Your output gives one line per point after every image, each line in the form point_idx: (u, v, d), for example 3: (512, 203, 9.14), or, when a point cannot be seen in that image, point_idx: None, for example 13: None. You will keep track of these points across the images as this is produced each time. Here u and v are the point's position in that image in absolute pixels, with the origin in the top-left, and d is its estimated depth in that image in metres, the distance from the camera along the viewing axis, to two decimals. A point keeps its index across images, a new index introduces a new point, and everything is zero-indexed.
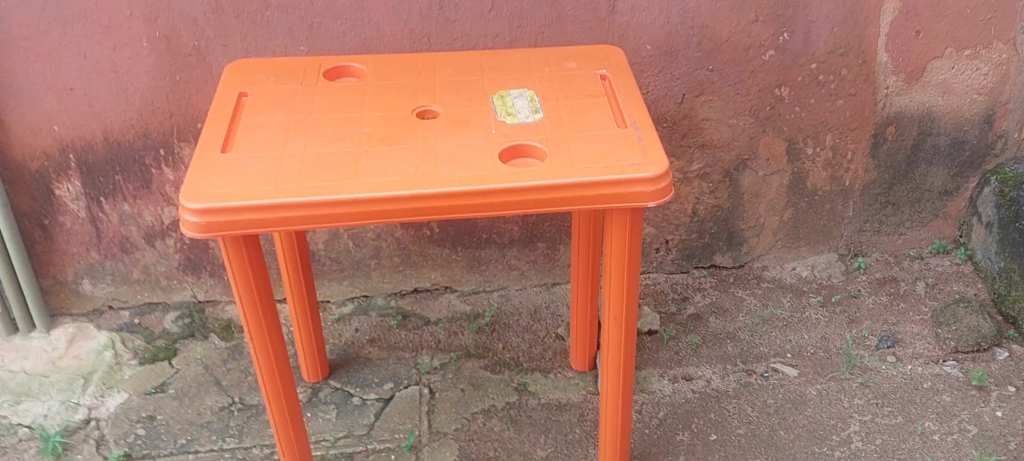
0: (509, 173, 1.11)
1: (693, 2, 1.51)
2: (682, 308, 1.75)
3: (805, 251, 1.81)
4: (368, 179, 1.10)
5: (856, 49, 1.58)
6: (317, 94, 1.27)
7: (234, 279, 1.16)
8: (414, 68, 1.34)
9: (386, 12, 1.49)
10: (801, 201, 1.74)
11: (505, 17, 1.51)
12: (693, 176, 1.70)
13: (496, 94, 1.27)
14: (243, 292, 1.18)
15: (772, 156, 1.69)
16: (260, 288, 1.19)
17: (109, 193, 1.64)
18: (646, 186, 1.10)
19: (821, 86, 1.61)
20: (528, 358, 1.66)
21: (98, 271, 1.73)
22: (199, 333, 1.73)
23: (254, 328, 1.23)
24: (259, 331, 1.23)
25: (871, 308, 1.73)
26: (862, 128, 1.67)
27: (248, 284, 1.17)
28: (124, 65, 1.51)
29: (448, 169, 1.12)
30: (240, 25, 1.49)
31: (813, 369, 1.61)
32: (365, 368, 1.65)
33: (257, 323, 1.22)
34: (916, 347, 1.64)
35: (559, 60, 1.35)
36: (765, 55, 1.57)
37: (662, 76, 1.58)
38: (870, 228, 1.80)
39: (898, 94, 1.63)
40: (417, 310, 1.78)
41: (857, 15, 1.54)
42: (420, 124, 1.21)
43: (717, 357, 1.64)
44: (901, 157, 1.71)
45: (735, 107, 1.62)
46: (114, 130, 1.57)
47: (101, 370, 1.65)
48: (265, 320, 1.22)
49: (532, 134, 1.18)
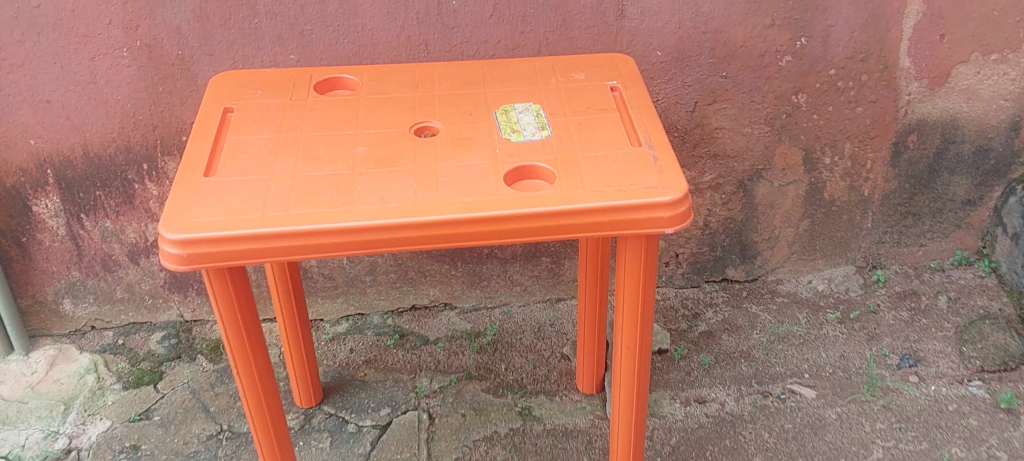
0: (515, 197, 1.02)
1: (706, 6, 1.43)
2: (693, 325, 1.67)
3: (821, 263, 1.73)
4: (363, 206, 1.02)
5: (877, 53, 1.50)
6: (307, 110, 1.19)
7: (218, 312, 1.08)
8: (411, 80, 1.25)
9: (381, 18, 1.40)
10: (818, 213, 1.66)
11: (508, 23, 1.43)
12: (705, 187, 1.62)
13: (500, 108, 1.19)
14: (228, 325, 1.09)
15: (788, 166, 1.60)
16: (246, 319, 1.10)
17: (89, 209, 1.55)
18: (664, 211, 1.01)
19: (840, 92, 1.53)
20: (532, 380, 1.58)
21: (80, 290, 1.65)
22: (185, 354, 1.65)
23: (242, 362, 1.14)
24: (246, 363, 1.14)
25: (891, 325, 1.65)
26: (882, 136, 1.59)
27: (233, 317, 1.08)
28: (104, 76, 1.43)
29: (449, 194, 1.03)
30: (227, 32, 1.40)
31: (831, 391, 1.53)
32: (360, 392, 1.57)
33: (244, 357, 1.13)
34: (939, 365, 1.56)
35: (566, 71, 1.27)
36: (781, 60, 1.49)
37: (673, 83, 1.50)
38: (889, 239, 1.72)
39: (920, 101, 1.55)
40: (415, 328, 1.70)
41: (878, 18, 1.46)
42: (418, 143, 1.12)
43: (731, 378, 1.56)
44: (923, 166, 1.63)
45: (749, 115, 1.54)
46: (94, 144, 1.49)
47: (83, 395, 1.57)
48: (252, 352, 1.13)
49: (540, 154, 1.09)
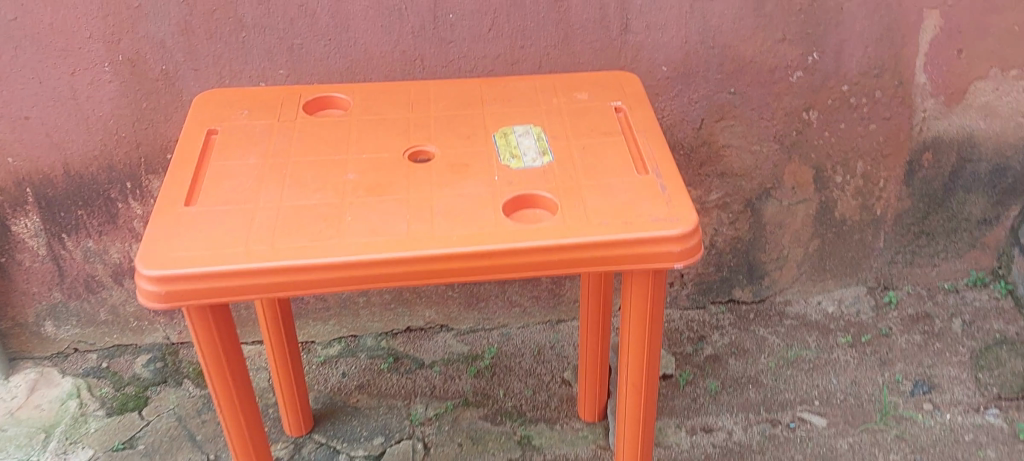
0: (514, 230, 0.96)
1: (714, 20, 1.37)
2: (699, 349, 1.61)
3: (831, 284, 1.67)
4: (352, 239, 0.96)
5: (892, 69, 1.44)
6: (295, 133, 1.12)
7: (200, 353, 1.01)
8: (405, 100, 1.19)
9: (375, 32, 1.34)
10: (828, 232, 1.60)
11: (507, 37, 1.36)
12: (711, 206, 1.56)
13: (498, 132, 1.12)
14: (211, 364, 1.03)
15: (798, 184, 1.54)
16: (230, 357, 1.03)
17: (71, 229, 1.49)
18: (673, 245, 0.95)
19: (852, 109, 1.47)
20: (531, 407, 1.52)
21: (62, 312, 1.59)
22: (172, 379, 1.59)
23: (225, 400, 1.08)
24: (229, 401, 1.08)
25: (904, 349, 1.58)
26: (896, 154, 1.53)
27: (217, 357, 1.02)
28: (84, 92, 1.36)
29: (444, 226, 0.97)
30: (213, 47, 1.34)
31: (843, 419, 1.47)
32: (352, 419, 1.51)
33: (228, 394, 1.07)
34: (955, 392, 1.50)
35: (568, 90, 1.20)
36: (791, 76, 1.43)
37: (679, 100, 1.44)
38: (901, 259, 1.66)
39: (936, 118, 1.49)
40: (410, 351, 1.64)
41: (894, 32, 1.40)
42: (412, 169, 1.06)
43: (738, 405, 1.50)
44: (938, 185, 1.57)
45: (758, 132, 1.48)
46: (75, 162, 1.43)
47: (64, 422, 1.51)
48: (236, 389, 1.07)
49: (540, 182, 1.03)
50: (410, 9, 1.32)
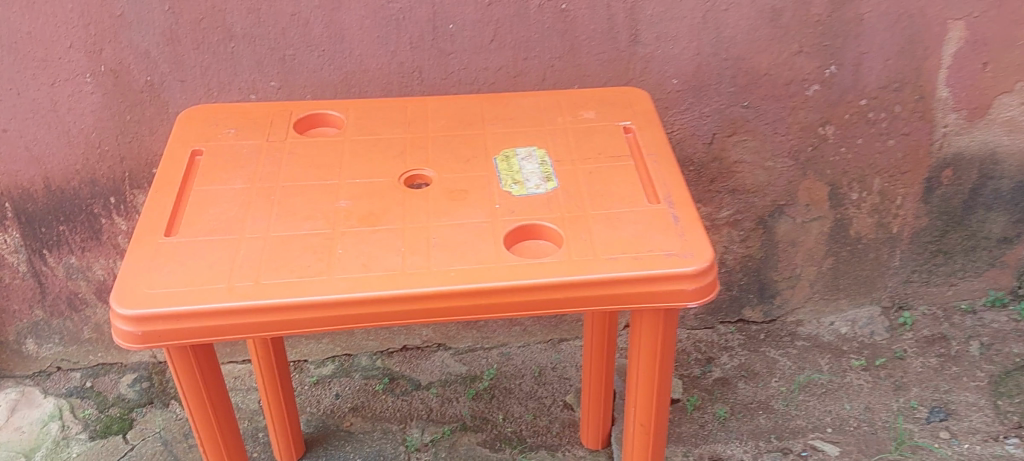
0: (517, 265, 0.90)
1: (727, 31, 1.30)
2: (707, 371, 1.55)
3: (844, 303, 1.61)
4: (342, 275, 0.89)
5: (913, 83, 1.37)
6: (285, 154, 1.06)
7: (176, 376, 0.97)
8: (402, 118, 1.12)
9: (370, 43, 1.27)
10: (842, 251, 1.54)
11: (510, 48, 1.30)
12: (722, 223, 1.49)
13: (500, 155, 1.06)
14: (188, 385, 0.98)
15: (813, 201, 1.48)
16: (208, 380, 0.99)
17: (53, 245, 1.43)
18: (687, 283, 0.89)
19: (870, 124, 1.41)
20: (532, 432, 1.46)
21: (43, 330, 1.52)
22: (158, 400, 1.53)
23: (202, 421, 1.04)
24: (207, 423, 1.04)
25: (920, 373, 1.52)
26: (915, 171, 1.46)
27: (194, 381, 0.98)
28: (65, 103, 1.30)
29: (441, 260, 0.91)
30: (200, 57, 1.27)
31: (856, 447, 1.40)
32: (345, 445, 1.45)
33: (204, 414, 1.03)
34: (973, 420, 1.43)
35: (574, 108, 1.14)
36: (808, 89, 1.36)
37: (689, 113, 1.38)
38: (917, 279, 1.59)
39: (957, 134, 1.43)
40: (407, 371, 1.58)
41: (916, 45, 1.33)
42: (408, 196, 1.00)
43: (748, 432, 1.44)
44: (957, 202, 1.50)
45: (772, 147, 1.42)
46: (56, 176, 1.36)
47: (45, 446, 1.45)
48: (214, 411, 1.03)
49: (544, 211, 0.97)
50: (408, 19, 1.26)
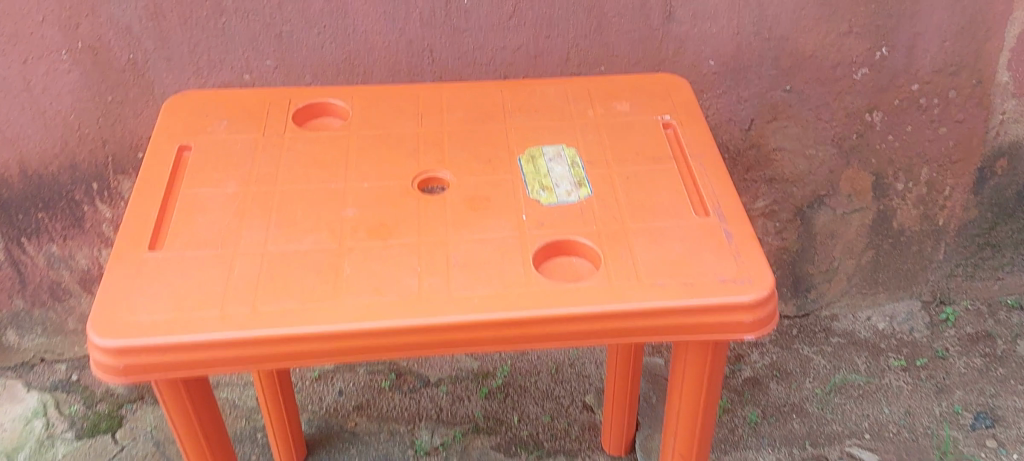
0: (550, 290, 0.79)
1: (771, 9, 1.18)
2: (736, 371, 1.45)
3: (882, 297, 1.51)
4: (351, 300, 0.78)
5: (971, 67, 1.24)
6: (283, 152, 0.94)
7: (161, 397, 0.86)
8: (413, 110, 1.01)
9: (377, 19, 1.15)
10: (884, 243, 1.43)
11: (531, 26, 1.17)
12: (757, 214, 1.39)
13: (525, 154, 0.94)
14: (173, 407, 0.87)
15: (855, 191, 1.37)
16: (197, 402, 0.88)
17: (32, 232, 1.32)
18: (744, 314, 0.78)
19: (922, 110, 1.28)
20: (550, 436, 1.36)
21: (25, 321, 1.42)
22: (149, 395, 1.43)
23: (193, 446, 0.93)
24: (198, 453, 0.93)
25: (963, 375, 1.42)
26: (967, 161, 1.34)
27: (180, 404, 0.87)
28: (41, 82, 1.18)
29: (464, 283, 0.80)
30: (187, 33, 1.14)
31: (897, 456, 1.31)
32: (350, 448, 1.35)
33: (193, 439, 0.92)
34: (1021, 428, 1.34)
35: (607, 99, 1.02)
36: (856, 73, 1.25)
37: (726, 97, 1.26)
38: (961, 273, 1.50)
39: (1015, 121, 1.31)
40: (414, 367, 1.48)
41: (977, 25, 1.21)
42: (423, 204, 0.88)
43: (781, 438, 1.34)
44: (1010, 193, 1.40)
45: (814, 135, 1.30)
46: (33, 160, 1.25)
47: (29, 446, 1.35)
48: (207, 437, 0.92)
49: (579, 223, 0.86)
50: None
